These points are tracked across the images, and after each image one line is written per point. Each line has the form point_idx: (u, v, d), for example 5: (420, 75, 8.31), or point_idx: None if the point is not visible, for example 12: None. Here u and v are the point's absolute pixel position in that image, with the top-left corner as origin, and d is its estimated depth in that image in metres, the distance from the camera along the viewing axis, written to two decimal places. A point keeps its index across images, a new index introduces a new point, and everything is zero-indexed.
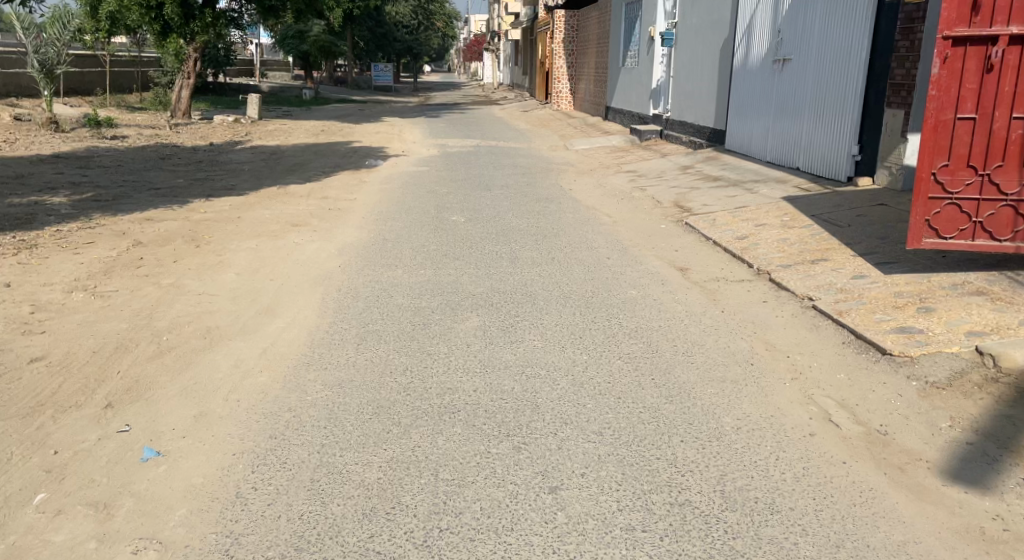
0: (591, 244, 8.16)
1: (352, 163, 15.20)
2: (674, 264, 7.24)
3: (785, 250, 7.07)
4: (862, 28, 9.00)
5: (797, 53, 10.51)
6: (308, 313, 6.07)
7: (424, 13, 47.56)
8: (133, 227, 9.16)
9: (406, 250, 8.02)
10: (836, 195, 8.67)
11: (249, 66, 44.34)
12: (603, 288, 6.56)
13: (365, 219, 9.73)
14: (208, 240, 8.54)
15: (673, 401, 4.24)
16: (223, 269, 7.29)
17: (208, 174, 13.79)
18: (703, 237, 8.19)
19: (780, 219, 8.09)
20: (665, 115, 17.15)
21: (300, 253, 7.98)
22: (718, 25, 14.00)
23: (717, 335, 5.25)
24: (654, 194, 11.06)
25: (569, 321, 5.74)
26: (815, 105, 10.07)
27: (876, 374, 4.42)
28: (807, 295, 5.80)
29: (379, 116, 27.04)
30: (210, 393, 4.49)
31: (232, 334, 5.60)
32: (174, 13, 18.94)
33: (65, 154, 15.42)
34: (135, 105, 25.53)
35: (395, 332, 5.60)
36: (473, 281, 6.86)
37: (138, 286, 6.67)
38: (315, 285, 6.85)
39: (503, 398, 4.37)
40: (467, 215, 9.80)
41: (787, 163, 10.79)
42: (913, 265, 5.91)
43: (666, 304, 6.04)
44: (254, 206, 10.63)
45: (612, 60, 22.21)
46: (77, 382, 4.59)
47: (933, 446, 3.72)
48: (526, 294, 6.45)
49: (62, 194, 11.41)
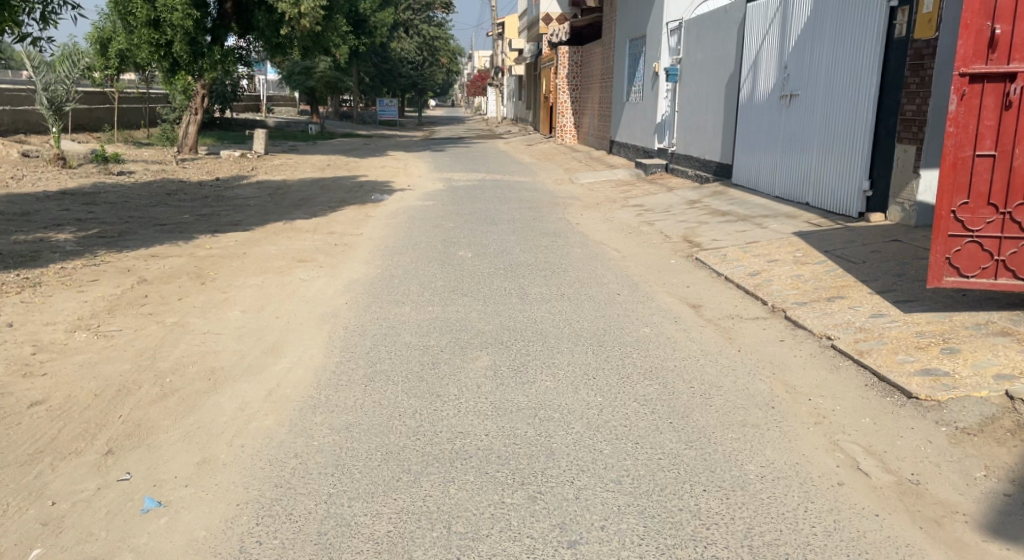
0: (601, 280, 8.06)
1: (357, 198, 15.18)
2: (686, 300, 7.12)
3: (800, 287, 6.95)
4: (871, 64, 8.97)
5: (803, 89, 10.48)
6: (314, 352, 5.96)
7: (429, 49, 47.94)
8: (138, 264, 9.08)
9: (414, 286, 7.93)
10: (847, 231, 8.56)
11: (255, 102, 44.71)
12: (615, 325, 6.44)
13: (372, 254, 9.66)
14: (212, 276, 8.46)
15: (694, 447, 4.11)
16: (228, 307, 7.19)
17: (214, 210, 13.75)
18: (714, 273, 8.08)
19: (792, 255, 7.99)
20: (670, 149, 17.14)
21: (306, 290, 7.88)
22: (723, 60, 14.01)
23: (735, 375, 5.11)
24: (662, 228, 10.97)
25: (582, 360, 5.61)
26: (824, 141, 10.01)
27: (903, 418, 4.28)
28: (825, 333, 5.68)
29: (384, 151, 27.11)
30: (215, 438, 4.35)
31: (237, 374, 5.48)
32: (183, 51, 19.21)
33: (72, 191, 15.42)
34: (142, 140, 25.69)
35: (403, 372, 5.47)
36: (482, 318, 6.74)
37: (142, 325, 6.57)
38: (321, 323, 6.73)
39: (515, 443, 4.24)
40: (473, 250, 9.71)
41: (797, 198, 10.69)
42: (933, 304, 5.78)
43: (680, 342, 5.91)
44: (260, 242, 10.56)
45: (616, 94, 22.28)
46: (78, 427, 4.46)
47: (969, 498, 3.56)
48: (537, 332, 6.32)
49: (68, 231, 11.36)
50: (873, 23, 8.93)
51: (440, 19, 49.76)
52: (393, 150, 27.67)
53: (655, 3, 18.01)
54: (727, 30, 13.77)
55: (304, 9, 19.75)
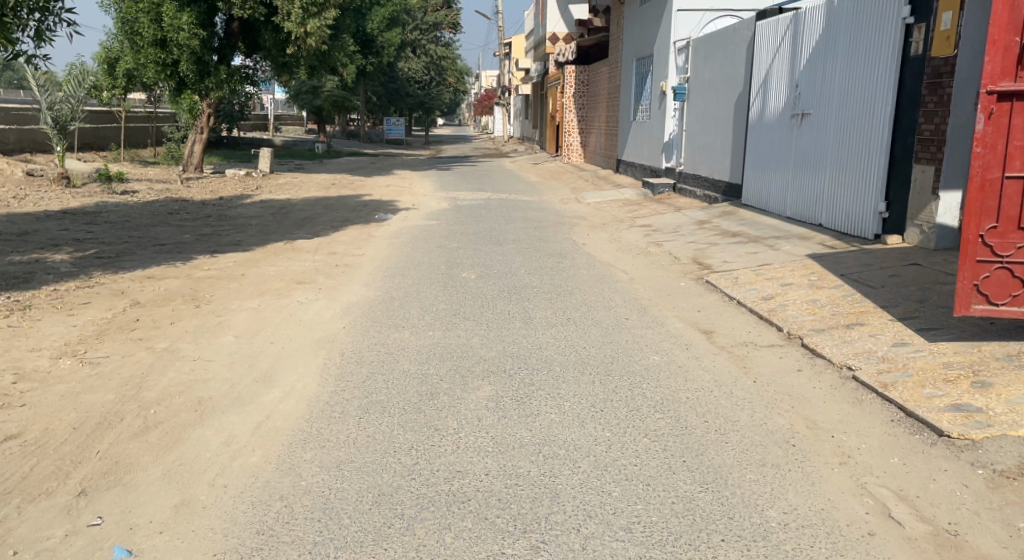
0: (609, 303, 7.78)
1: (361, 217, 14.96)
2: (697, 326, 6.83)
3: (816, 312, 6.67)
4: (886, 82, 8.70)
5: (816, 108, 10.23)
6: (308, 381, 5.70)
7: (436, 69, 47.92)
8: (133, 286, 8.84)
9: (415, 309, 7.68)
10: (863, 253, 8.28)
11: (263, 121, 44.77)
12: (622, 353, 6.15)
13: (373, 276, 9.41)
14: (208, 299, 8.21)
15: (710, 490, 3.83)
16: (222, 332, 6.93)
17: (214, 229, 13.54)
18: (726, 296, 7.80)
19: (807, 279, 7.70)
20: (677, 168, 16.90)
21: (303, 314, 7.62)
22: (732, 79, 13.80)
23: (751, 408, 4.83)
24: (670, 249, 10.69)
25: (589, 391, 5.32)
26: (837, 161, 9.73)
27: (935, 459, 4.01)
28: (846, 363, 5.39)
29: (390, 169, 26.95)
30: (196, 477, 4.11)
31: (225, 405, 5.22)
32: (190, 70, 19.23)
33: (73, 210, 15.25)
34: (148, 159, 25.62)
35: (400, 403, 5.19)
36: (484, 344, 6.47)
37: (130, 351, 6.31)
38: (317, 349, 6.46)
39: (518, 484, 3.97)
40: (477, 272, 9.46)
41: (810, 219, 10.40)
42: (960, 333, 5.50)
43: (691, 372, 5.61)
44: (259, 263, 10.32)
45: (623, 114, 22.08)
46: (51, 465, 4.22)
47: (1013, 552, 3.28)
48: (542, 360, 6.03)
49: (65, 251, 11.15)
50: (888, 40, 8.68)
51: (448, 39, 49.78)
52: (399, 168, 27.49)
53: (663, 21, 17.84)
54: (736, 48, 13.55)
55: (310, 28, 19.24)
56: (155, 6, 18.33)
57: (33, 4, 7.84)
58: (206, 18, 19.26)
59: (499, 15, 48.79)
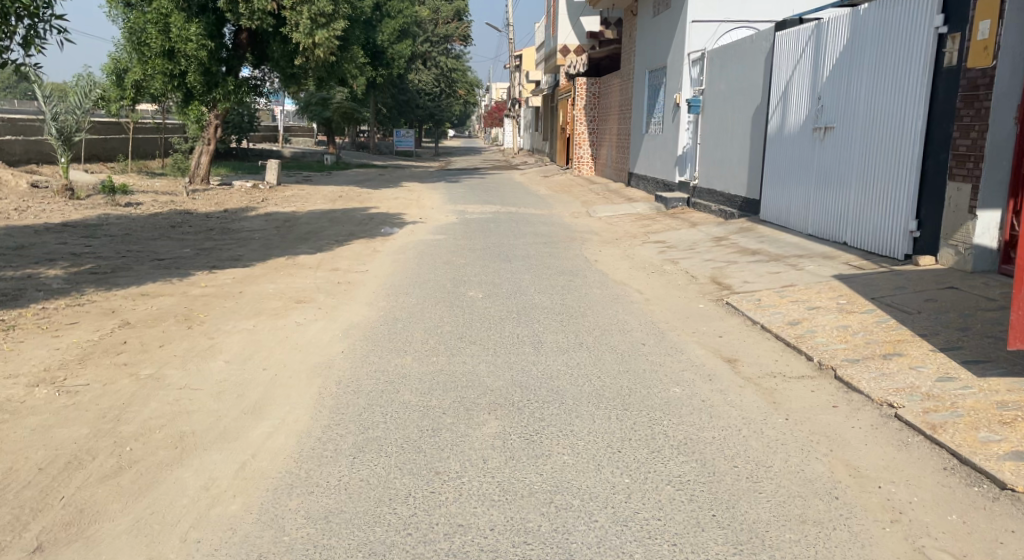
0: (625, 327, 7.33)
1: (366, 231, 14.57)
2: (719, 353, 6.38)
3: (849, 340, 6.21)
4: (918, 93, 8.23)
5: (840, 122, 9.76)
6: (300, 414, 5.25)
7: (447, 81, 47.62)
8: (125, 304, 8.45)
9: (418, 332, 7.26)
10: (893, 275, 7.83)
11: (273, 132, 44.58)
12: (640, 383, 5.70)
13: (376, 294, 9.00)
14: (202, 319, 7.79)
15: (742, 553, 3.45)
16: (213, 356, 6.51)
17: (216, 243, 13.17)
18: (748, 320, 7.35)
19: (836, 302, 7.26)
20: (691, 182, 16.47)
21: (300, 336, 7.20)
22: (749, 91, 13.35)
23: (785, 451, 4.38)
24: (687, 268, 10.24)
25: (605, 429, 4.86)
26: (864, 177, 9.26)
27: (999, 516, 3.62)
28: (886, 400, 4.93)
29: (399, 182, 26.59)
30: (166, 530, 3.78)
31: (209, 441, 4.82)
32: (197, 82, 18.95)
33: (74, 222, 14.92)
34: (156, 170, 25.33)
35: (398, 440, 4.76)
36: (491, 372, 6.01)
37: (112, 378, 5.91)
38: (313, 377, 6.02)
39: (528, 544, 3.59)
40: (484, 290, 9.03)
41: (833, 237, 9.92)
42: (1010, 368, 5.08)
43: (717, 408, 5.15)
44: (259, 280, 9.91)
45: (635, 126, 21.68)
46: (8, 514, 3.91)
47: None
48: (552, 391, 5.57)
49: (60, 266, 10.79)
50: (919, 50, 8.22)
51: (459, 51, 49.55)
52: (407, 181, 27.10)
53: (676, 32, 17.43)
54: (754, 59, 13.10)
55: (319, 39, 18.94)
56: (162, 16, 18.06)
57: (23, 11, 7.47)
58: (215, 29, 19.03)
59: (510, 28, 48.53)
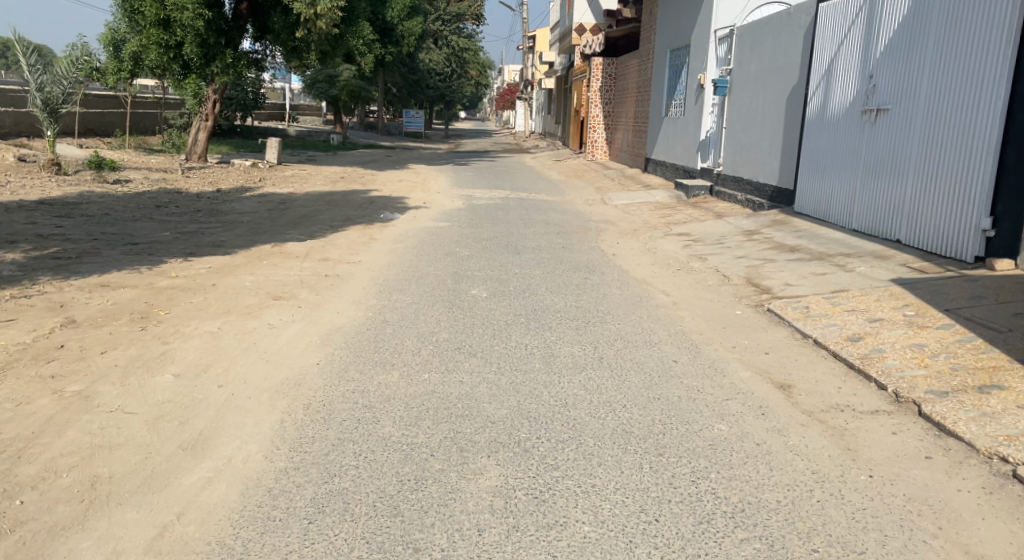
0: (651, 338, 6.22)
1: (364, 216, 13.48)
2: (769, 376, 5.29)
3: (929, 364, 5.16)
4: (996, 69, 7.08)
5: (896, 101, 8.58)
6: (250, 450, 4.19)
7: (457, 60, 46.23)
8: (79, 296, 7.39)
9: (407, 340, 6.15)
10: (965, 280, 6.78)
11: (278, 110, 43.28)
12: (675, 418, 4.58)
13: (366, 291, 7.93)
14: (161, 318, 6.72)
15: None
16: (160, 368, 5.43)
17: (200, 226, 12.10)
18: (798, 332, 6.24)
19: (903, 313, 6.18)
20: (715, 169, 15.28)
21: (270, 342, 6.13)
22: (785, 67, 12.12)
23: (879, 529, 3.45)
24: (717, 265, 9.11)
25: (636, 485, 3.80)
26: (922, 166, 8.11)
27: None
28: (997, 452, 3.99)
29: (404, 163, 25.41)
30: None
31: (130, 489, 3.77)
32: (194, 54, 17.78)
33: (52, 200, 13.88)
34: (153, 147, 24.24)
35: (369, 496, 3.70)
36: (491, 397, 4.91)
37: (32, 394, 4.85)
38: (276, 398, 4.94)
39: None
40: (490, 289, 7.93)
41: (885, 232, 8.78)
42: None
43: (777, 456, 4.09)
44: (238, 270, 8.85)
45: (654, 107, 20.46)
46: None
47: None
48: (567, 427, 4.46)
49: (21, 249, 9.75)
50: (999, 19, 7.05)
51: (471, 30, 48.13)
52: (414, 163, 25.94)
53: (702, 8, 16.21)
54: (792, 33, 11.88)
55: (321, 10, 17.73)
56: None
57: None
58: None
59: (524, 6, 46.84)
